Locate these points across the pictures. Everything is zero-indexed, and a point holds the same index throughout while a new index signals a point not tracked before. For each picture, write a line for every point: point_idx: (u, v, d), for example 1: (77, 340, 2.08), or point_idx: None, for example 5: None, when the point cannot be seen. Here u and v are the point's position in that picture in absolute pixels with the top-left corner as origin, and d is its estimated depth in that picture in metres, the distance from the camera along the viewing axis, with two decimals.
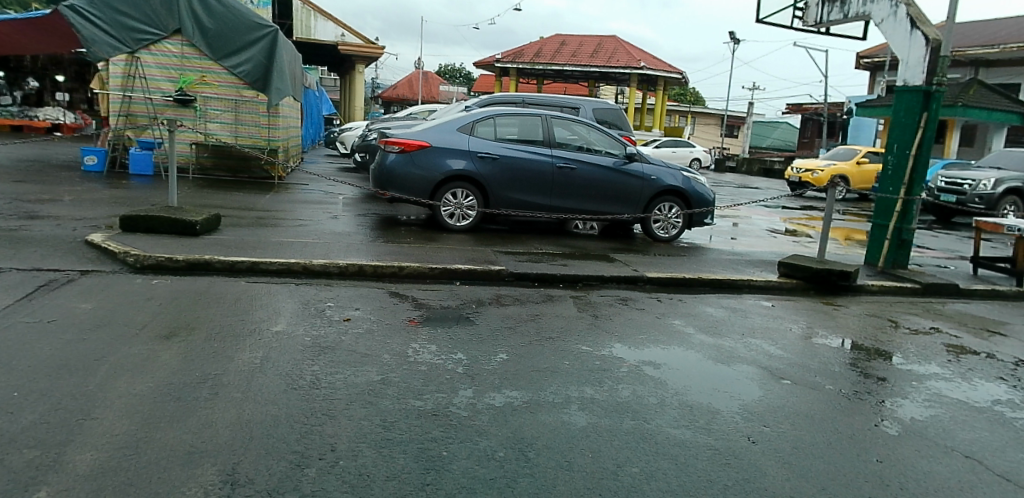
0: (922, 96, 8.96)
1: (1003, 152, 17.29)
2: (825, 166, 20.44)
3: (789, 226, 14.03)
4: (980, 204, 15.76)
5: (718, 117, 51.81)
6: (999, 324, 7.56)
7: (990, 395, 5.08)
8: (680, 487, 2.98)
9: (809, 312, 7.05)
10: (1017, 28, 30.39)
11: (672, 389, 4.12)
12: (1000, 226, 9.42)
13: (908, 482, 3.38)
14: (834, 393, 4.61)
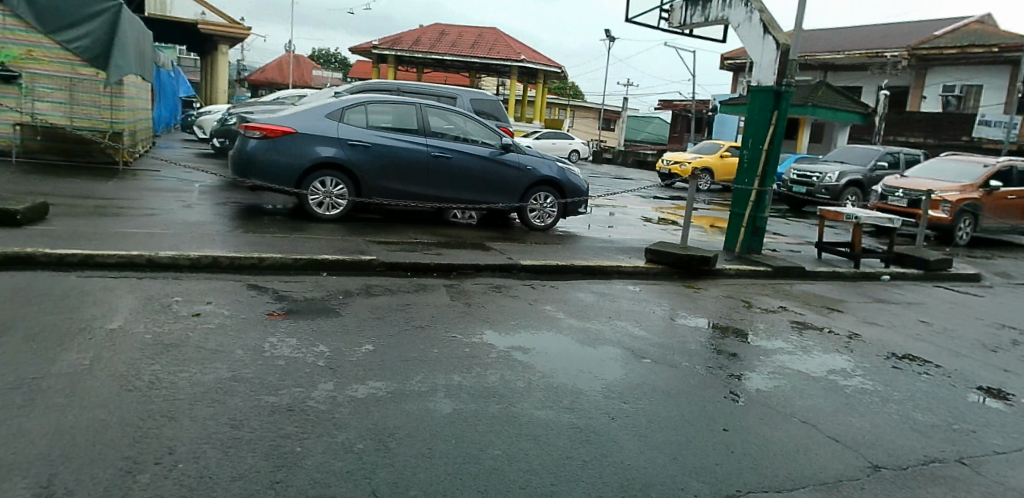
0: (773, 96, 9.66)
1: (844, 148, 18.96)
2: (692, 159, 21.68)
3: (660, 215, 14.69)
4: (826, 195, 17.21)
5: (595, 111, 53.40)
6: (836, 302, 8.29)
7: (828, 366, 5.57)
8: (542, 466, 3.02)
9: (674, 296, 7.41)
10: (858, 37, 33.51)
11: (540, 372, 4.19)
12: (840, 215, 10.35)
13: (750, 448, 3.64)
14: (690, 369, 4.86)
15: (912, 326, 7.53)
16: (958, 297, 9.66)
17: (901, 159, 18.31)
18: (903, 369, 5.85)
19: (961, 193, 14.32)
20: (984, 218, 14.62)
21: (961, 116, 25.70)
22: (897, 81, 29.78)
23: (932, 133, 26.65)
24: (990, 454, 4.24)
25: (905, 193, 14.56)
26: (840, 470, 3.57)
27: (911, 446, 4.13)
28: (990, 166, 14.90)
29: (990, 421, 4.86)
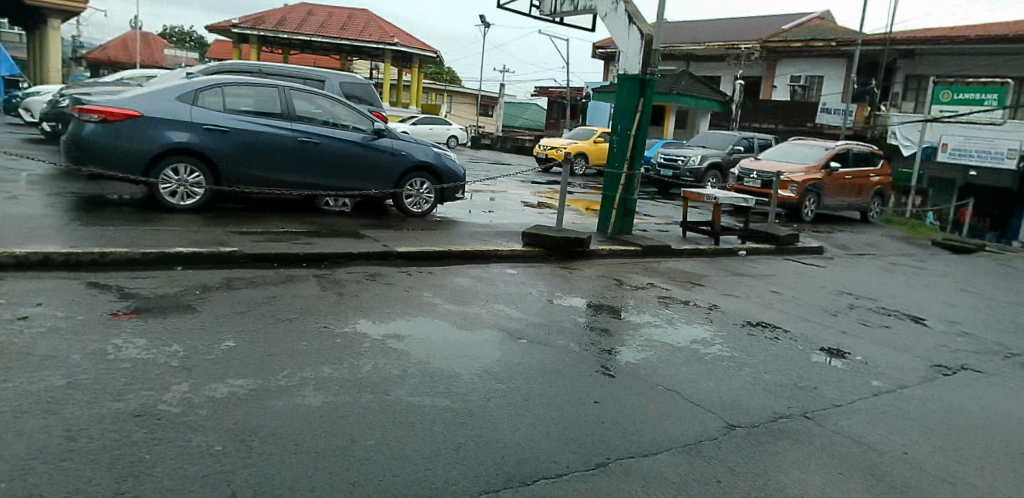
0: (639, 84, 10.01)
1: (705, 134, 20.05)
2: (567, 144, 22.16)
3: (537, 199, 14.92)
4: (691, 177, 18.14)
5: (473, 97, 53.40)
6: (699, 277, 8.77)
7: (692, 336, 5.89)
8: (415, 452, 2.99)
9: (550, 277, 7.55)
10: (716, 30, 35.50)
11: (415, 358, 4.13)
12: (702, 196, 10.93)
13: (620, 418, 3.79)
14: (564, 347, 4.97)
15: (765, 296, 8.11)
16: (804, 269, 10.51)
17: (755, 143, 19.63)
18: (757, 335, 6.29)
19: (806, 173, 15.56)
20: (825, 196, 15.99)
21: (805, 104, 27.90)
22: (751, 72, 31.86)
23: (782, 120, 28.76)
24: (830, 408, 4.67)
25: (759, 174, 15.64)
26: (700, 433, 3.85)
27: (762, 404, 4.50)
28: (830, 149, 16.30)
29: (830, 378, 5.35)
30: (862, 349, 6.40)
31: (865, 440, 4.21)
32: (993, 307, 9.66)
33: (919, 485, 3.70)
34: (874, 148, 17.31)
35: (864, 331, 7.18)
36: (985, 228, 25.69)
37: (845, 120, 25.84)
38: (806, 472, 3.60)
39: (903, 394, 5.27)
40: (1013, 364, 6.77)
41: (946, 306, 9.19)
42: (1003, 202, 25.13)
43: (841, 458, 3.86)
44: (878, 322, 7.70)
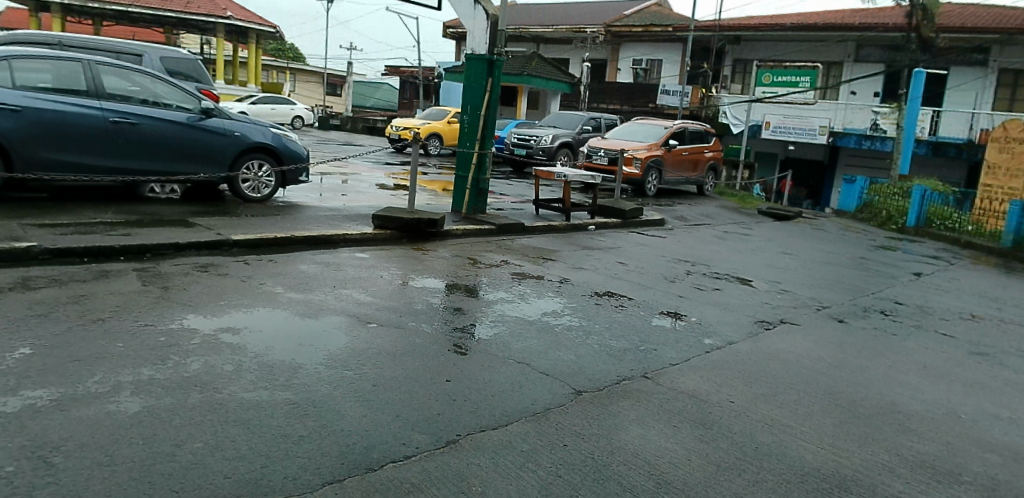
0: (487, 64, 10.03)
1: (556, 114, 20.53)
2: (420, 124, 21.85)
3: (392, 181, 14.62)
4: (543, 156, 18.52)
5: (319, 76, 51.26)
6: (550, 252, 8.98)
7: (542, 309, 6.02)
8: (250, 450, 2.81)
9: (403, 259, 7.41)
10: (563, 13, 36.35)
11: (251, 352, 3.89)
12: (552, 174, 11.18)
13: (470, 394, 3.80)
14: (415, 328, 4.90)
15: (611, 267, 8.46)
16: (647, 240, 11.07)
17: (602, 123, 20.29)
18: (604, 305, 6.55)
19: (648, 150, 16.39)
20: (666, 172, 16.93)
21: (647, 85, 29.35)
22: (596, 54, 32.92)
23: (625, 101, 29.89)
24: (667, 367, 4.97)
25: (606, 152, 16.28)
26: (548, 400, 3.95)
27: (607, 369, 4.68)
28: (669, 127, 17.26)
29: (669, 339, 5.68)
30: (697, 311, 6.86)
31: (698, 393, 4.52)
32: (809, 267, 10.69)
33: (742, 429, 4.06)
34: (706, 126, 18.44)
35: (699, 294, 7.69)
36: (802, 198, 28.10)
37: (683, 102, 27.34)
38: (645, 428, 3.84)
39: (732, 349, 5.70)
40: (824, 316, 7.54)
41: (770, 268, 10.06)
42: (816, 173, 27.81)
43: (676, 412, 4.14)
44: (710, 285, 8.28)
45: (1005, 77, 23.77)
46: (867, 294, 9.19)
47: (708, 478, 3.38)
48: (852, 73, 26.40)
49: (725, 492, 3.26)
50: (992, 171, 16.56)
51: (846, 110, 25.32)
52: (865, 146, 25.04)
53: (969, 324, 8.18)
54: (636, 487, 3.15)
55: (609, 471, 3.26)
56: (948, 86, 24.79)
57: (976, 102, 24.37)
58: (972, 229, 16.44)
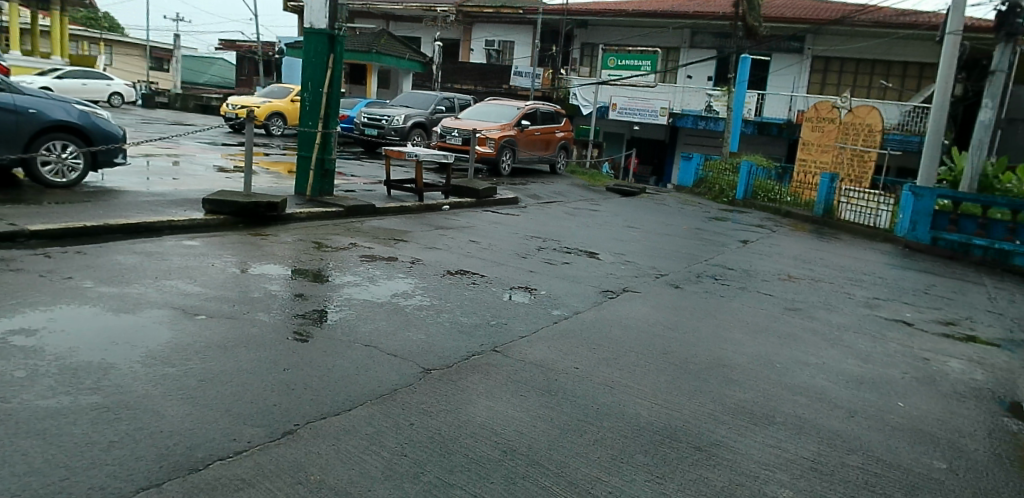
0: (327, 40, 9.61)
1: (408, 94, 20.11)
2: (261, 103, 20.63)
3: (232, 163, 13.70)
4: (396, 136, 18.07)
5: (142, 49, 46.94)
6: (402, 233, 8.82)
7: (391, 290, 5.90)
8: (46, 462, 2.52)
9: (239, 246, 6.95)
10: None
11: (49, 355, 3.48)
12: (403, 154, 10.93)
13: (310, 381, 3.64)
14: (251, 318, 4.61)
15: (464, 246, 8.45)
16: (499, 218, 11.17)
17: (456, 103, 20.13)
18: (454, 282, 6.53)
19: (501, 131, 16.51)
20: (520, 151, 17.12)
21: (499, 66, 29.55)
22: (447, 34, 32.47)
23: (479, 81, 29.80)
24: (515, 340, 5.04)
25: (460, 132, 16.20)
26: (395, 381, 3.88)
27: (456, 345, 4.67)
28: (521, 108, 17.43)
29: (519, 312, 5.78)
30: (546, 284, 7.02)
31: (544, 362, 4.62)
32: (651, 238, 11.26)
33: (586, 392, 4.21)
34: (556, 107, 18.82)
35: (548, 268, 7.87)
36: (648, 174, 29.62)
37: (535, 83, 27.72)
38: (493, 399, 3.88)
39: (577, 318, 5.90)
40: (662, 283, 8.00)
41: (615, 241, 10.49)
42: (658, 151, 29.39)
43: (523, 382, 4.21)
44: (560, 259, 8.52)
45: (816, 63, 26.22)
46: (701, 261, 9.86)
47: (552, 441, 3.50)
48: (688, 58, 28.05)
49: (567, 454, 3.40)
50: (805, 148, 18.00)
51: (683, 93, 26.94)
52: (701, 127, 26.62)
53: (786, 284, 9.01)
54: (482, 458, 3.20)
55: (456, 444, 3.27)
56: (770, 71, 26.96)
57: (793, 86, 26.74)
58: (791, 200, 18.28)
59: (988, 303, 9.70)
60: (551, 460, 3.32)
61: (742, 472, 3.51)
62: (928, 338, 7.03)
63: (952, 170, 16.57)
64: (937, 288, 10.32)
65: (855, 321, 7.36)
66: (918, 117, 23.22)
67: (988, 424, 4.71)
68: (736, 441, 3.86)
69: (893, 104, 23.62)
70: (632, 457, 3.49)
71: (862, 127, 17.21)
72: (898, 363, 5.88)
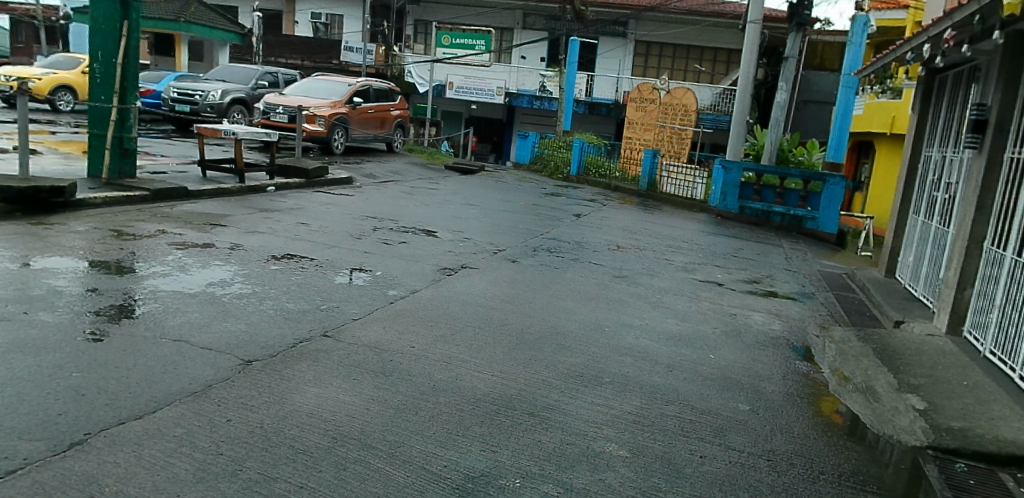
0: (120, 5, 8.67)
1: (226, 68, 18.71)
2: (43, 75, 18.33)
3: (11, 143, 12.04)
4: (212, 113, 16.78)
5: None
6: (219, 217, 8.21)
7: (206, 279, 5.47)
8: None
9: (17, 237, 6.10)
10: None
11: None
12: (218, 132, 10.14)
13: (107, 384, 3.28)
14: (30, 320, 4.06)
15: (291, 229, 8.01)
16: (331, 199, 10.72)
17: (280, 78, 19.02)
18: (280, 267, 6.18)
19: (332, 108, 15.81)
20: (352, 129, 16.53)
21: (326, 41, 28.34)
22: (268, 5, 30.54)
23: (307, 56, 28.47)
24: (347, 322, 4.86)
25: (285, 109, 15.32)
26: (211, 376, 3.59)
27: (282, 333, 4.42)
28: (351, 85, 16.74)
29: (352, 295, 5.59)
30: (380, 265, 6.84)
31: (378, 344, 4.50)
32: (489, 215, 11.34)
33: (420, 370, 4.14)
34: (391, 85, 18.32)
35: (383, 248, 7.67)
36: (488, 152, 30.11)
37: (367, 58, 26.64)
38: (322, 386, 3.71)
39: (413, 297, 5.80)
40: (499, 258, 8.10)
41: (452, 219, 10.46)
42: (496, 129, 29.77)
43: (355, 366, 4.06)
44: (397, 239, 8.34)
45: (640, 47, 27.65)
46: (537, 235, 10.09)
47: (386, 423, 3.41)
48: (522, 38, 28.27)
49: (402, 433, 3.33)
50: (630, 127, 18.86)
51: (517, 73, 27.28)
52: (536, 106, 27.28)
53: (615, 254, 9.46)
54: (310, 447, 3.06)
55: (280, 436, 3.09)
56: (598, 53, 27.99)
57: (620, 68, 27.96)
58: (620, 176, 19.20)
59: (786, 263, 10.81)
60: (384, 441, 3.23)
61: (573, 431, 3.63)
62: (737, 296, 7.71)
63: (755, 146, 18.20)
64: (744, 251, 11.34)
65: (673, 284, 7.90)
66: (728, 98, 25.27)
67: (784, 367, 5.25)
68: (568, 404, 3.97)
69: (706, 87, 25.56)
70: (468, 429, 3.48)
71: (679, 108, 18.29)
72: (710, 320, 6.40)
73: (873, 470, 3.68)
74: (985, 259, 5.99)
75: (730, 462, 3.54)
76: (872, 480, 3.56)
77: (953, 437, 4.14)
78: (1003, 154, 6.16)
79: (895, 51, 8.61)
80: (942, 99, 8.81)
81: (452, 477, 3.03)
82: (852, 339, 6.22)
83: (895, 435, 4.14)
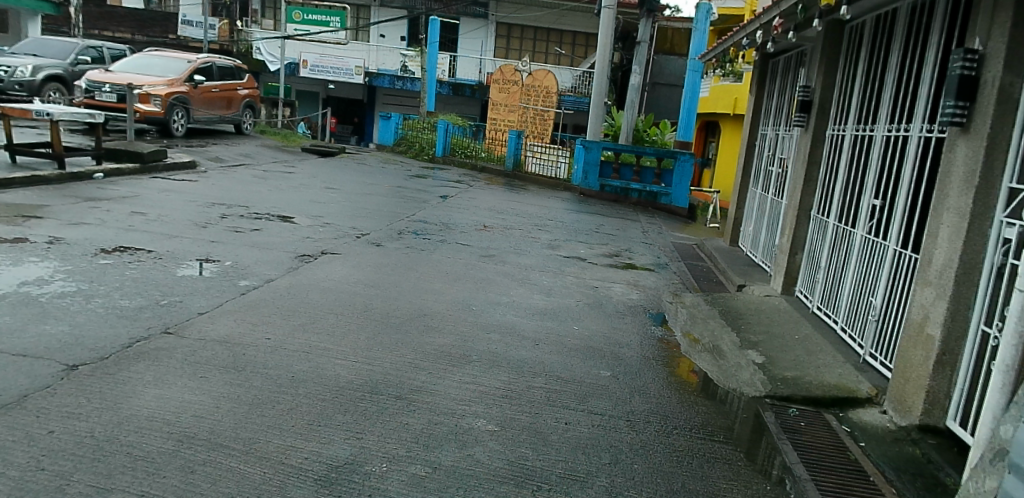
0: None
1: (38, 40, 16.84)
2: None
3: None
4: (22, 91, 15.05)
5: None
6: (36, 208, 7.40)
7: (19, 277, 4.92)
8: None
9: None
10: None
11: None
12: (28, 112, 9.10)
13: None
14: None
15: (124, 219, 7.36)
16: (171, 185, 9.96)
17: (105, 54, 17.40)
18: (112, 262, 5.66)
19: (169, 87, 14.61)
20: (194, 110, 15.42)
21: (160, 14, 26.24)
22: None
23: (138, 30, 26.27)
24: (192, 317, 4.54)
25: (112, 87, 13.98)
26: (28, 386, 3.24)
27: (115, 333, 4.06)
28: (191, 62, 15.55)
29: (198, 288, 5.22)
30: (230, 254, 6.45)
31: (227, 338, 4.23)
32: (351, 199, 11.00)
33: (276, 363, 3.93)
34: (237, 62, 17.23)
35: (234, 237, 7.22)
36: (348, 134, 29.05)
37: (210, 34, 24.81)
38: (164, 387, 3.44)
39: (269, 287, 5.51)
40: (362, 242, 7.87)
41: (312, 204, 10.04)
42: (356, 110, 28.99)
43: (203, 363, 3.79)
44: (248, 226, 7.90)
45: (501, 29, 27.72)
46: (402, 218, 9.91)
47: (239, 420, 3.21)
48: (378, 16, 27.37)
49: (258, 429, 3.16)
50: (494, 108, 19.09)
51: (377, 52, 26.52)
52: (398, 86, 26.73)
53: (481, 234, 9.48)
54: (152, 452, 2.85)
55: (115, 444, 2.86)
56: (459, 33, 27.87)
57: (481, 49, 27.99)
58: (484, 155, 18.96)
59: (643, 236, 11.31)
60: (237, 438, 3.05)
61: (440, 411, 3.60)
62: (599, 270, 7.96)
63: (613, 126, 18.86)
64: (604, 227, 11.74)
65: (538, 261, 8.04)
66: (587, 81, 26.00)
67: (641, 333, 5.50)
68: (435, 384, 3.93)
69: (566, 69, 26.12)
70: (330, 418, 3.36)
71: (541, 89, 18.69)
72: (574, 293, 6.58)
73: (720, 421, 3.94)
74: (812, 226, 6.55)
75: (592, 425, 3.65)
76: (719, 431, 3.81)
77: (788, 385, 4.50)
78: (825, 131, 6.73)
79: (734, 37, 9.17)
80: (774, 82, 9.52)
81: (313, 468, 2.91)
82: (701, 302, 6.62)
83: (737, 388, 4.46)
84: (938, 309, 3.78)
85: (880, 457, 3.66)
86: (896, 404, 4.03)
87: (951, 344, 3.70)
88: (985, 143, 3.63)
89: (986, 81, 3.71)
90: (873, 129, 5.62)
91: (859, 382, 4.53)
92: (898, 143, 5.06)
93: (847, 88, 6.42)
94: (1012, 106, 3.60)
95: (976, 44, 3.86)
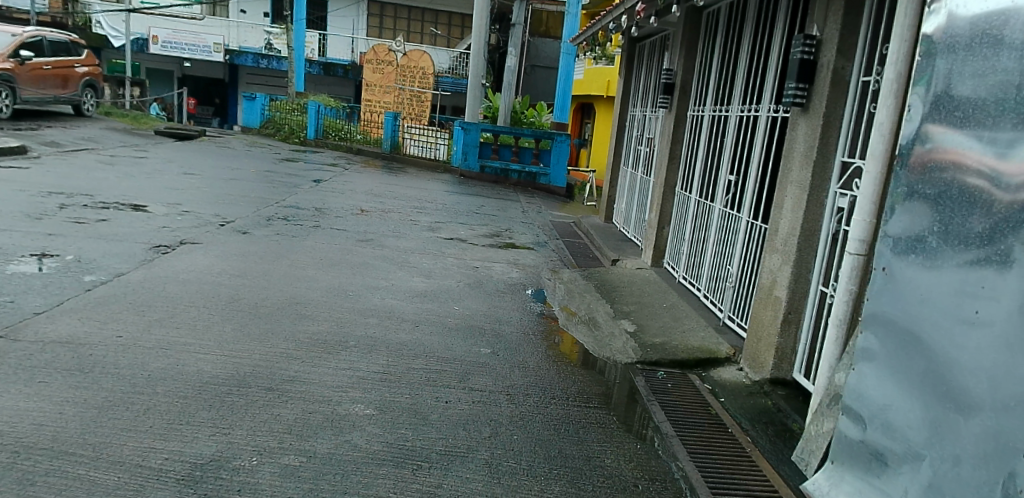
0: None
1: None
2: None
3: None
4: None
5: None
6: None
7: None
8: None
9: None
10: None
11: None
12: None
13: None
14: None
15: None
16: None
17: None
18: None
19: None
20: (20, 89, 13.98)
21: None
22: None
23: None
24: (26, 318, 4.12)
25: None
26: None
27: None
28: (16, 35, 14.05)
29: (33, 286, 4.75)
30: (72, 247, 5.91)
31: (71, 338, 3.88)
32: (212, 184, 10.39)
33: (129, 362, 3.65)
34: (73, 37, 15.76)
35: (76, 229, 6.62)
36: (209, 116, 27.57)
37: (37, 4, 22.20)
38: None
39: (118, 282, 5.10)
40: (227, 230, 7.45)
41: (168, 191, 9.38)
42: (217, 90, 27.41)
43: (41, 367, 3.46)
44: (93, 216, 7.28)
45: (373, 8, 27.01)
46: (272, 203, 9.49)
47: (87, 424, 2.97)
48: None
49: (109, 433, 2.93)
50: (369, 89, 18.20)
51: (238, 29, 25.03)
52: (262, 65, 25.25)
53: (358, 218, 9.25)
54: None
55: None
56: (329, 11, 27.20)
57: (353, 28, 27.40)
58: (361, 138, 18.76)
59: (522, 216, 11.45)
60: (84, 444, 2.82)
61: (316, 399, 3.48)
62: (479, 250, 7.98)
63: (491, 108, 18.89)
64: (484, 208, 11.78)
65: (417, 244, 7.94)
66: (463, 62, 25.89)
67: (520, 310, 5.57)
68: (309, 373, 3.80)
69: (442, 50, 25.91)
70: (192, 416, 3.16)
71: (417, 71, 18.06)
72: (454, 274, 6.56)
73: (595, 388, 4.08)
74: (677, 202, 6.85)
75: (471, 402, 3.66)
76: (594, 398, 3.93)
77: (656, 351, 4.71)
78: (686, 112, 7.05)
79: (601, 21, 9.41)
80: (640, 64, 9.84)
81: (174, 468, 2.73)
82: (578, 277, 6.79)
83: (611, 356, 4.63)
84: (784, 273, 4.08)
85: (738, 409, 3.91)
86: (751, 361, 4.32)
87: (796, 304, 4.00)
88: (821, 121, 3.92)
89: (822, 64, 3.99)
90: (728, 109, 5.93)
91: (718, 343, 4.80)
92: (750, 122, 5.38)
93: (705, 71, 6.73)
94: (843, 87, 3.89)
95: (814, 30, 4.13)
